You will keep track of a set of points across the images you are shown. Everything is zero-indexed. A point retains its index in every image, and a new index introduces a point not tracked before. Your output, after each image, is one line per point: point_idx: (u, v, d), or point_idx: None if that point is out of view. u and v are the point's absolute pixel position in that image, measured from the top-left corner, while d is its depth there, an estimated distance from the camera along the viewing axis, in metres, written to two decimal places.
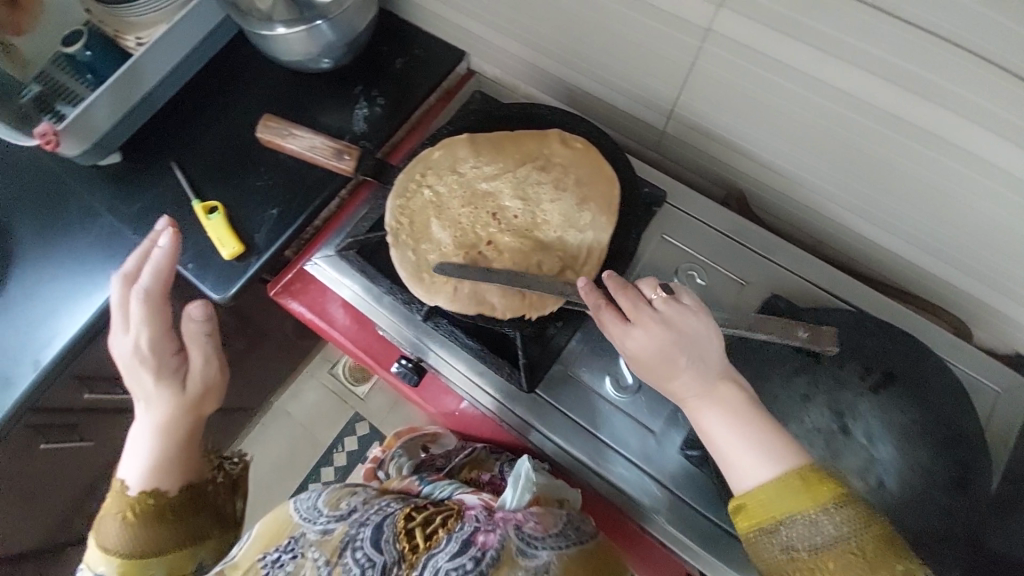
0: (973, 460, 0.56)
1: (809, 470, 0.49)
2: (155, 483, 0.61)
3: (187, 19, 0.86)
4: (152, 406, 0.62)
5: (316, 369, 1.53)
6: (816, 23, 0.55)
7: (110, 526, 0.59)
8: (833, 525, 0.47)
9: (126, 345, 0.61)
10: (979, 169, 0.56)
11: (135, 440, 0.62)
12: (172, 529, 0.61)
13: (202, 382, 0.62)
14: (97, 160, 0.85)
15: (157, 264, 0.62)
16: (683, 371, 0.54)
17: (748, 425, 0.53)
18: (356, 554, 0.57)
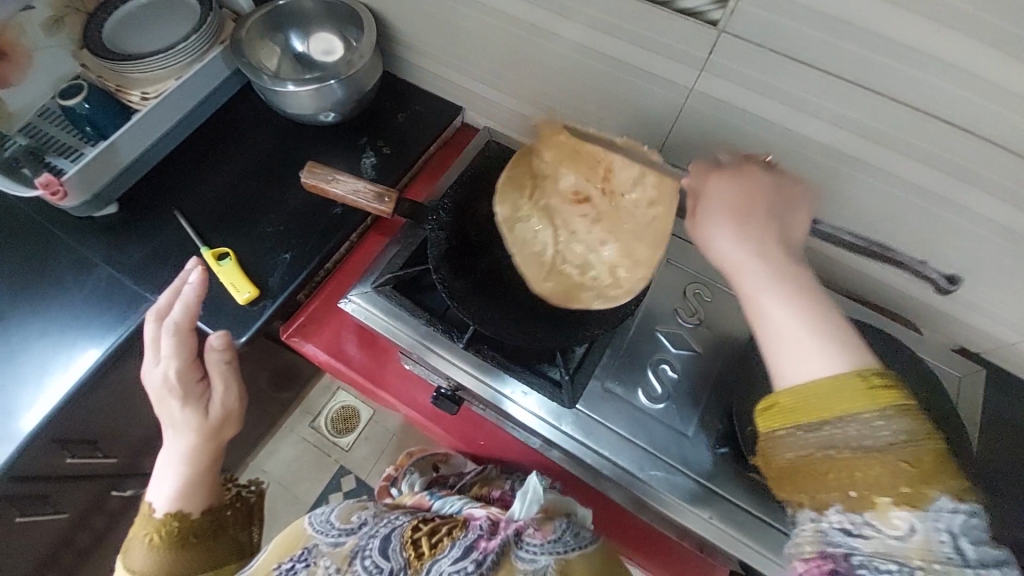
0: (958, 438, 0.62)
1: (871, 371, 0.42)
2: (178, 507, 0.62)
3: (195, 78, 0.88)
4: (176, 433, 0.63)
5: (297, 422, 1.46)
6: (784, 85, 0.65)
7: (137, 551, 0.61)
8: (893, 429, 0.39)
9: (156, 375, 0.62)
10: (926, 198, 0.67)
11: (162, 467, 0.63)
12: (193, 555, 0.62)
13: (222, 409, 0.63)
14: (93, 212, 0.84)
15: (187, 299, 0.63)
16: (751, 216, 0.52)
17: (809, 300, 0.47)
18: (365, 562, 0.59)
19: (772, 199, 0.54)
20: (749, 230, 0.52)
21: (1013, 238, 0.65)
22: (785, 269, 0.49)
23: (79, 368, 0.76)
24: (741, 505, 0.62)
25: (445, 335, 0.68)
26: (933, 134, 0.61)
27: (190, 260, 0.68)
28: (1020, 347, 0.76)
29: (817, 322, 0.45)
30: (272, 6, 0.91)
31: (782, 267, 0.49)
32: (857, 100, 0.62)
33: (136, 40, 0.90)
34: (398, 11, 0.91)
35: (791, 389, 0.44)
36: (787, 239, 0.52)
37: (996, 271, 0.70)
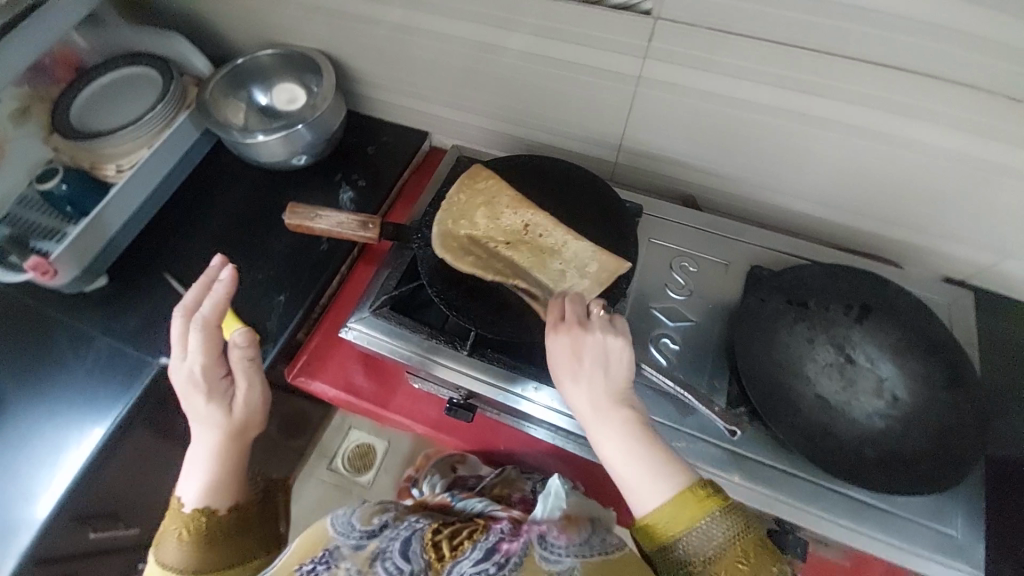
0: (956, 359, 0.63)
1: (696, 485, 0.51)
2: (204, 502, 0.59)
3: (167, 143, 0.91)
4: (201, 428, 0.61)
5: (314, 470, 1.43)
6: (725, 58, 0.69)
7: (167, 548, 0.58)
8: (720, 533, 0.48)
9: (183, 370, 0.61)
10: (878, 140, 0.70)
11: (190, 462, 0.61)
12: (222, 550, 0.59)
13: (245, 406, 0.62)
14: (84, 286, 0.85)
15: (218, 296, 0.62)
16: (585, 376, 0.56)
17: (644, 444, 0.53)
18: (386, 564, 0.54)
19: (598, 342, 0.57)
20: (580, 383, 0.56)
21: (967, 163, 0.69)
22: (618, 421, 0.54)
23: (89, 441, 0.75)
24: (767, 460, 0.63)
25: (448, 344, 0.70)
26: (871, 79, 0.64)
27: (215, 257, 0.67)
28: (1001, 266, 0.79)
29: (654, 465, 0.52)
30: (231, 65, 0.94)
31: (613, 413, 0.54)
32: (795, 59, 0.66)
33: (104, 118, 0.92)
34: (352, 52, 0.95)
35: (650, 514, 0.51)
36: (620, 382, 0.56)
37: (960, 197, 0.73)
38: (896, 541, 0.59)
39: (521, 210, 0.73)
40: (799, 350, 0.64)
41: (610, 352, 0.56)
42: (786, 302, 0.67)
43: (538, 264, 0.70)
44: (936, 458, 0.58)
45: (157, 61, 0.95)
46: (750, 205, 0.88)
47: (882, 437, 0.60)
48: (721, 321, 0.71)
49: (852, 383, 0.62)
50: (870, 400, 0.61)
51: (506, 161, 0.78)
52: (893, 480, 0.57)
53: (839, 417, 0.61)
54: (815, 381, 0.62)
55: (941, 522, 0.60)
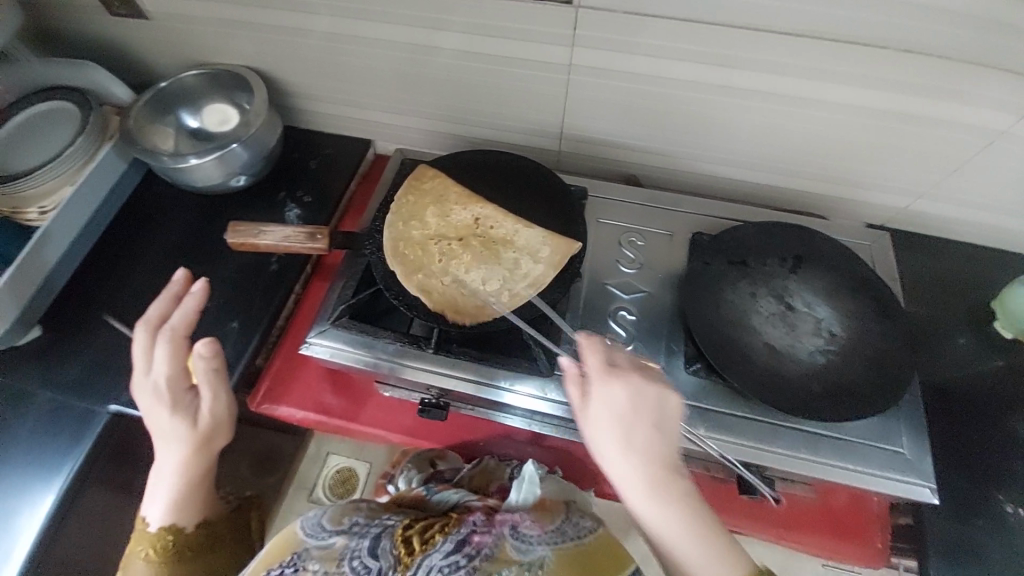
0: (883, 293, 0.69)
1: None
2: (171, 521, 0.66)
3: (92, 178, 0.87)
4: (167, 442, 0.63)
5: (295, 502, 1.36)
6: (645, 39, 0.73)
7: (138, 565, 0.66)
8: None
9: (147, 384, 0.63)
10: (791, 103, 0.76)
11: (155, 479, 0.66)
12: (188, 565, 0.68)
13: (211, 418, 0.64)
14: (17, 339, 0.80)
15: (188, 306, 0.65)
16: (636, 435, 0.50)
17: (694, 513, 0.49)
18: (353, 563, 0.57)
19: (652, 397, 0.52)
20: (632, 443, 0.50)
21: (871, 116, 0.75)
22: (669, 489, 0.50)
23: (42, 504, 0.71)
24: (729, 411, 0.66)
25: (411, 345, 0.69)
26: (777, 47, 0.69)
27: (180, 271, 0.69)
28: (914, 208, 0.87)
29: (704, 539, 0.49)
30: (154, 90, 0.91)
31: (663, 479, 0.50)
32: (706, 35, 0.70)
33: (19, 158, 0.87)
34: (282, 66, 0.93)
35: None
36: (671, 444, 0.52)
37: (870, 148, 0.79)
38: (851, 465, 0.64)
39: (470, 205, 0.74)
40: (744, 304, 0.68)
41: (662, 409, 0.52)
42: (727, 262, 0.71)
43: (492, 256, 0.71)
44: (875, 384, 0.63)
45: (72, 93, 0.90)
46: (689, 178, 0.93)
47: (826, 372, 0.64)
48: (672, 289, 0.75)
49: (794, 328, 0.67)
50: (812, 341, 0.66)
51: (450, 158, 0.79)
52: (841, 409, 0.61)
53: (786, 360, 0.65)
54: (762, 330, 0.67)
55: (890, 442, 0.65)
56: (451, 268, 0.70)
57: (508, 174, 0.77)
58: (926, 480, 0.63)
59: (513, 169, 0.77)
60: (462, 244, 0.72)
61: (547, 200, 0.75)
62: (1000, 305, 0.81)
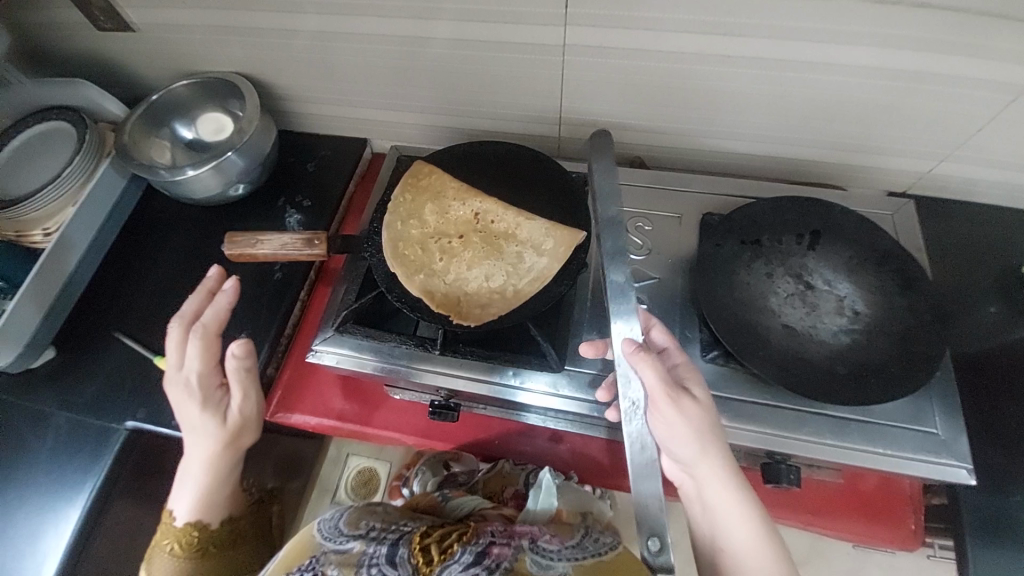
0: (908, 265, 0.65)
1: None
2: (198, 517, 0.67)
3: (92, 197, 0.87)
4: (198, 438, 0.64)
5: (319, 504, 1.37)
6: (642, 13, 0.69)
7: (163, 561, 0.67)
8: None
9: (178, 379, 0.64)
10: (799, 70, 0.72)
11: (183, 475, 0.67)
12: (213, 561, 0.70)
13: (240, 417, 0.65)
14: (31, 362, 0.81)
15: (221, 304, 0.65)
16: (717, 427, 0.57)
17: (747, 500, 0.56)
18: (371, 570, 0.55)
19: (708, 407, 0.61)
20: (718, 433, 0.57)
21: (887, 77, 0.70)
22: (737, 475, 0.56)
23: (66, 525, 0.72)
24: (748, 398, 0.64)
25: (418, 347, 0.68)
26: (783, 10, 0.65)
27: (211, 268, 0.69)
28: (937, 171, 0.82)
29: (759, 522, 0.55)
30: (146, 103, 0.90)
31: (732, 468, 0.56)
32: (705, 4, 0.66)
33: (22, 181, 0.87)
34: (271, 69, 0.92)
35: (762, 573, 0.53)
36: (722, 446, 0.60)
37: (888, 111, 0.75)
38: (879, 449, 0.61)
39: (468, 200, 0.72)
40: (759, 285, 0.66)
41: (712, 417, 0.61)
42: (741, 243, 0.68)
43: (495, 251, 0.69)
44: (903, 361, 0.60)
45: (67, 112, 0.89)
46: (695, 154, 0.89)
47: (849, 352, 0.61)
48: (682, 273, 0.72)
49: (814, 307, 0.64)
50: (834, 320, 0.63)
51: (446, 152, 0.77)
52: (867, 392, 0.58)
53: (807, 341, 0.62)
54: (780, 312, 0.64)
55: (921, 423, 0.62)
56: (454, 267, 0.68)
57: (506, 164, 0.75)
58: (963, 461, 0.60)
59: (511, 158, 0.75)
60: (463, 241, 0.70)
61: (548, 189, 0.72)
62: None
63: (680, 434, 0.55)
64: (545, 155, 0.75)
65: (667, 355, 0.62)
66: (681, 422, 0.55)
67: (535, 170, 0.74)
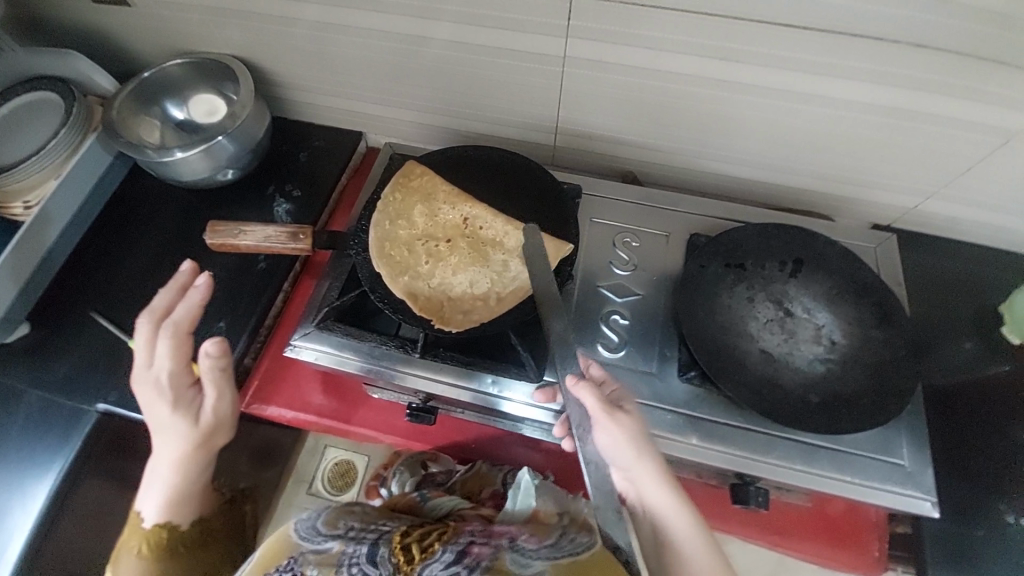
0: (885, 298, 0.66)
1: None
2: (167, 519, 0.65)
3: (76, 172, 0.85)
4: (166, 438, 0.62)
5: (292, 495, 1.36)
6: (644, 31, 0.70)
7: (128, 563, 0.64)
8: None
9: (148, 377, 0.61)
10: (793, 99, 0.73)
11: (151, 477, 0.64)
12: (182, 563, 0.67)
13: (213, 417, 0.62)
14: (3, 338, 0.79)
15: (193, 301, 0.64)
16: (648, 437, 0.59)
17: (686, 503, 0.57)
18: (353, 569, 0.55)
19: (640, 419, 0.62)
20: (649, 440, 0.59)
21: (878, 112, 0.71)
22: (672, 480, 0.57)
23: (28, 507, 0.71)
24: (723, 421, 0.65)
25: (399, 348, 0.67)
26: (780, 40, 0.66)
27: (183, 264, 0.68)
28: (921, 207, 0.84)
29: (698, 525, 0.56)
30: (138, 80, 0.88)
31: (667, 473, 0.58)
32: (706, 28, 0.67)
33: (4, 150, 0.84)
34: (268, 55, 0.90)
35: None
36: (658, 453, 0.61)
37: (876, 145, 0.76)
38: (846, 477, 0.62)
39: (459, 204, 0.72)
40: (739, 310, 0.66)
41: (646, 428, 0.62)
42: (725, 266, 0.69)
43: (481, 258, 0.69)
44: (874, 393, 0.61)
45: (55, 83, 0.87)
46: (687, 174, 0.90)
47: (824, 381, 0.62)
48: (666, 291, 0.72)
49: (792, 334, 0.65)
50: (810, 348, 0.64)
51: (439, 154, 0.76)
52: (837, 421, 0.59)
53: (783, 367, 0.63)
54: (759, 337, 0.65)
55: (889, 453, 0.63)
56: (439, 271, 0.68)
57: (499, 171, 0.75)
58: (926, 493, 0.61)
59: (504, 165, 0.75)
60: (450, 245, 0.70)
61: (538, 199, 0.73)
62: (1008, 308, 0.78)
63: (618, 448, 0.57)
64: (538, 164, 0.75)
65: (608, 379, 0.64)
66: (617, 435, 0.57)
67: (528, 179, 0.74)
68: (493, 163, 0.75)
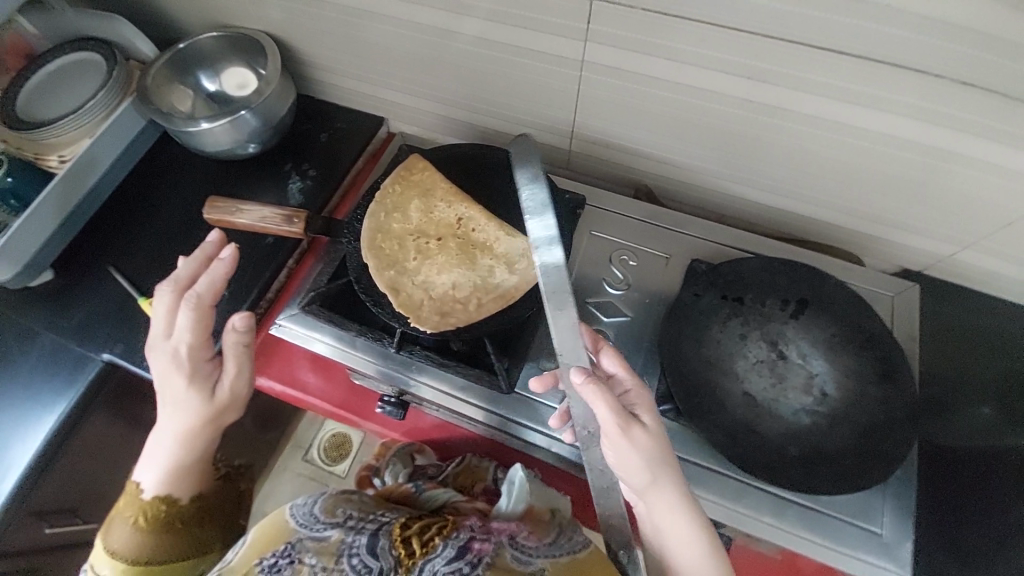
0: (891, 353, 0.61)
1: None
2: (167, 491, 0.66)
3: (110, 132, 0.89)
4: (179, 410, 0.64)
5: (288, 459, 1.42)
6: (667, 41, 0.66)
7: (122, 531, 0.65)
8: None
9: (167, 348, 0.64)
10: (826, 127, 0.67)
11: (158, 443, 0.66)
12: (177, 539, 0.67)
13: (228, 394, 0.65)
14: (29, 281, 0.84)
15: (216, 274, 0.64)
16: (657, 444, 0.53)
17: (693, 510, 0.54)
18: (352, 560, 0.58)
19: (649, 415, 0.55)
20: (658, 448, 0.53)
21: (918, 151, 0.65)
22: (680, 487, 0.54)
23: (33, 441, 0.76)
24: (693, 460, 0.62)
25: (376, 341, 0.69)
26: (811, 62, 0.61)
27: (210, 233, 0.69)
28: (956, 257, 0.77)
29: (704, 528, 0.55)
30: (174, 49, 0.92)
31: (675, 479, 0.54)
32: (734, 44, 0.63)
33: (48, 106, 0.89)
34: (299, 34, 0.92)
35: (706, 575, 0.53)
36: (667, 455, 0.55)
37: (912, 186, 0.70)
38: (816, 538, 0.58)
39: (455, 203, 0.71)
40: (727, 348, 0.63)
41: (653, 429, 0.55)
42: (722, 298, 0.65)
43: (467, 262, 0.69)
44: (859, 455, 0.57)
45: (99, 45, 0.92)
46: (701, 192, 0.86)
47: (806, 435, 0.59)
48: (656, 315, 0.70)
49: (781, 380, 0.62)
50: (797, 398, 0.61)
51: (445, 150, 0.76)
52: (814, 479, 0.56)
53: (765, 415, 0.60)
54: (745, 378, 0.62)
55: (869, 520, 0.59)
56: (425, 271, 0.68)
57: (500, 175, 0.74)
58: (901, 568, 0.57)
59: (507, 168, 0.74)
60: (440, 244, 0.71)
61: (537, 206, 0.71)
62: None
63: (632, 466, 0.52)
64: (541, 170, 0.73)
65: (614, 383, 0.56)
66: (624, 449, 0.52)
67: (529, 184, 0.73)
68: (498, 167, 0.75)
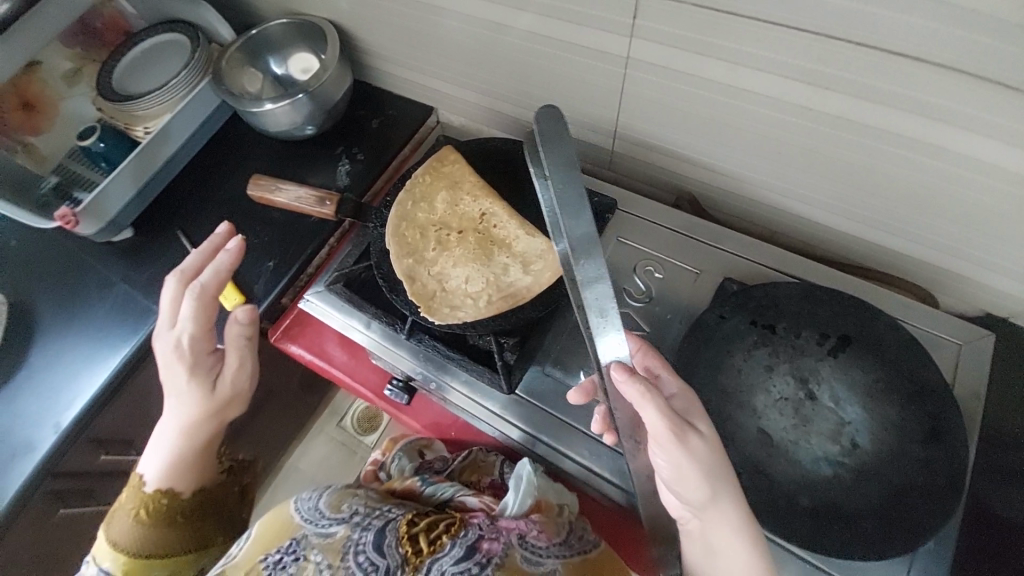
0: (943, 411, 0.53)
1: None
2: (168, 485, 0.72)
3: (188, 107, 0.98)
4: (182, 401, 0.69)
5: (323, 425, 1.50)
6: (718, 40, 0.61)
7: (123, 521, 0.71)
8: None
9: (170, 340, 0.69)
10: (897, 143, 0.59)
11: (164, 432, 0.71)
12: (180, 530, 0.74)
13: (230, 387, 0.71)
14: (111, 237, 0.95)
15: (220, 266, 0.69)
16: (718, 457, 0.49)
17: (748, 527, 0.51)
18: (358, 558, 0.60)
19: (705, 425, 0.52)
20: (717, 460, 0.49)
21: (1011, 180, 0.56)
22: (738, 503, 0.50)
23: (99, 378, 0.86)
24: None
25: (388, 325, 0.72)
26: (884, 71, 0.54)
27: (220, 227, 0.75)
28: None
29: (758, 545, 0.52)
30: (248, 35, 0.98)
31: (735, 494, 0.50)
32: (793, 46, 0.57)
33: (140, 80, 1.00)
34: (361, 23, 0.95)
35: None
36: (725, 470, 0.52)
37: (1000, 219, 0.60)
38: None
39: (480, 198, 0.71)
40: (749, 379, 0.57)
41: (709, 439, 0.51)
42: (750, 323, 0.59)
43: (485, 258, 0.69)
44: (881, 519, 0.52)
45: (186, 27, 1.00)
46: (751, 205, 0.80)
47: (822, 486, 0.54)
48: (677, 334, 0.66)
49: (806, 423, 0.55)
50: (823, 445, 0.55)
51: (478, 144, 0.76)
52: (824, 537, 0.52)
53: (779, 456, 0.55)
54: (763, 415, 0.56)
55: None
56: (443, 263, 0.69)
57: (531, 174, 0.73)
58: None
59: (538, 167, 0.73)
60: (460, 237, 0.71)
61: None
62: None
63: (689, 478, 0.48)
64: None
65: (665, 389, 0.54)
66: (681, 460, 0.48)
67: None
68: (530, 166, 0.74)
